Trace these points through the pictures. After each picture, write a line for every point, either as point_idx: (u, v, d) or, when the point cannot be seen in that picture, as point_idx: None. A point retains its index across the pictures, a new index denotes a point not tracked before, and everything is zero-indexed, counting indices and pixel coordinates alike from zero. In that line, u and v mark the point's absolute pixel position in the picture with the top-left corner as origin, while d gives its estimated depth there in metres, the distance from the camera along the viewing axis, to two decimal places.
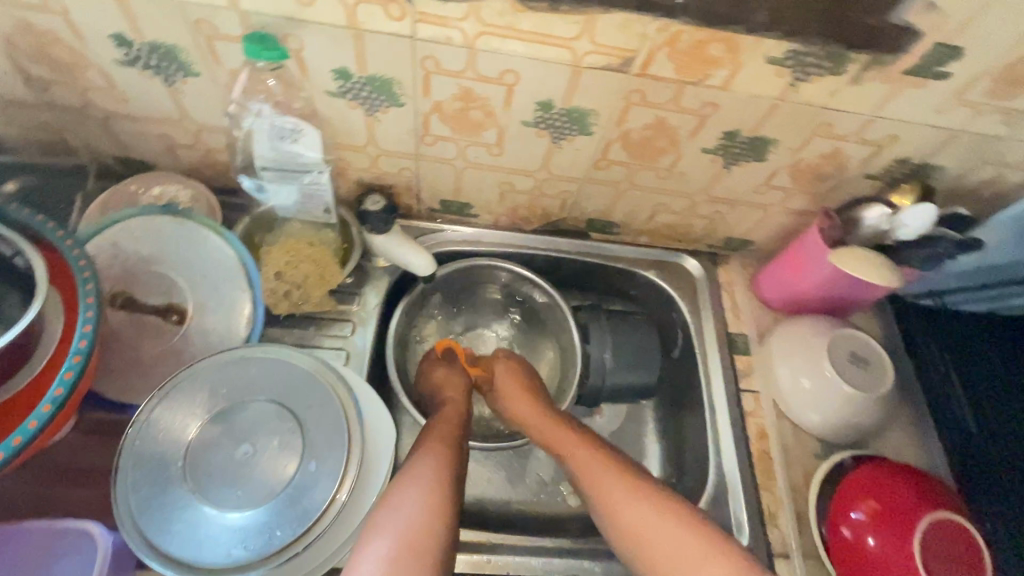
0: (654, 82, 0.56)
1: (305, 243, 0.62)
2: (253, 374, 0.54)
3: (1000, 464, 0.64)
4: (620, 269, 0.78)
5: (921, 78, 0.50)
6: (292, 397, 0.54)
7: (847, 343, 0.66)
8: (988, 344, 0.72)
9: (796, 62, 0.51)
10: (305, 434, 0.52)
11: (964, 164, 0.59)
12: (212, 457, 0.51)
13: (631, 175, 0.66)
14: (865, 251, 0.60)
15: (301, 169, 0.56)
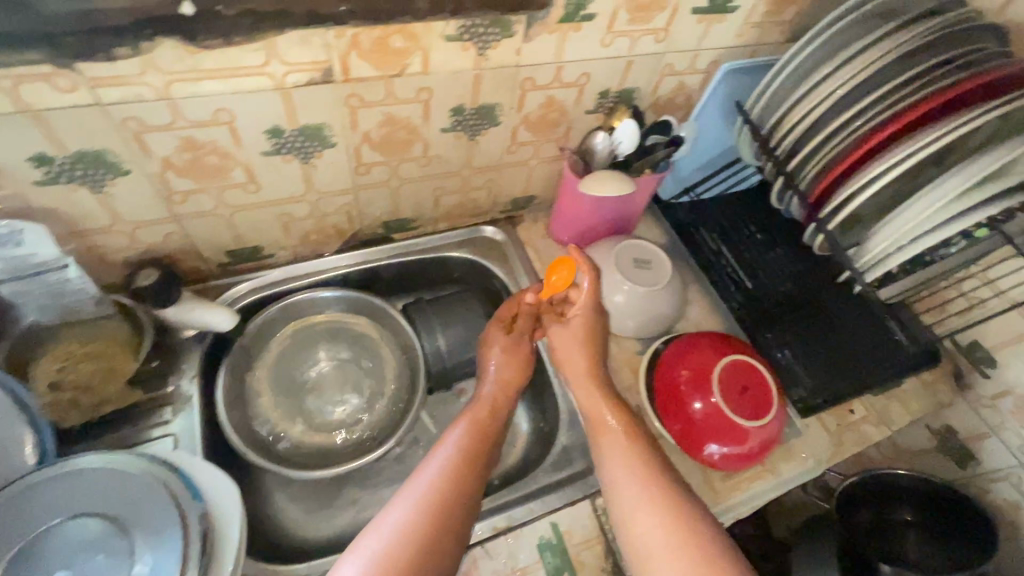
0: (362, 83, 0.59)
1: (76, 343, 0.65)
2: (52, 498, 0.53)
3: (775, 307, 0.85)
4: (432, 257, 0.88)
5: (575, 23, 0.62)
6: (108, 502, 0.54)
7: (631, 250, 0.80)
8: (751, 223, 0.92)
9: (472, 34, 0.59)
10: (131, 530, 0.53)
11: (648, 82, 0.76)
12: None
13: (394, 169, 0.73)
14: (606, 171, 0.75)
15: (40, 269, 0.59)
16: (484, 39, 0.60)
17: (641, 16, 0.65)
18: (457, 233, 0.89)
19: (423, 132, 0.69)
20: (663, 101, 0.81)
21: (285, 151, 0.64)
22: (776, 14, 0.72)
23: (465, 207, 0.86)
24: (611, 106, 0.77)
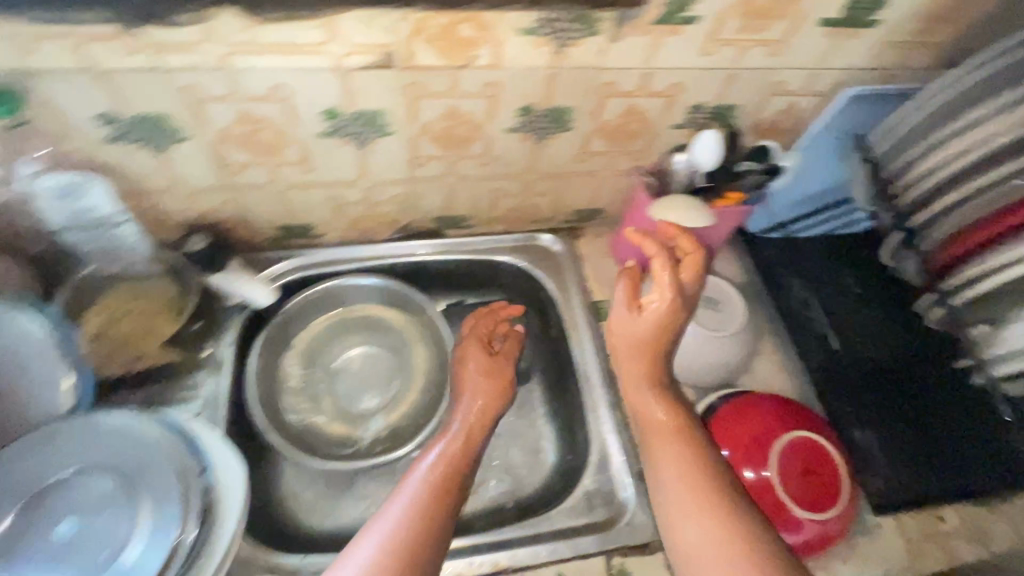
0: (197, 71, 0.50)
1: (123, 299, 0.65)
2: (59, 446, 0.54)
3: (858, 376, 0.71)
4: (337, 269, 0.78)
5: (465, 20, 0.50)
6: (106, 461, 0.54)
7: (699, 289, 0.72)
8: (847, 274, 0.78)
9: (326, 24, 0.48)
10: (117, 499, 0.52)
11: (587, 101, 0.61)
12: (33, 542, 0.50)
13: (272, 172, 0.64)
14: (679, 199, 0.65)
15: (98, 227, 0.61)
16: (342, 32, 0.49)
17: (556, 17, 0.51)
18: (382, 248, 0.80)
19: (295, 133, 0.59)
20: (611, 127, 0.66)
21: (130, 141, 0.56)
22: (759, 31, 0.56)
23: (376, 221, 0.76)
24: (538, 124, 0.63)
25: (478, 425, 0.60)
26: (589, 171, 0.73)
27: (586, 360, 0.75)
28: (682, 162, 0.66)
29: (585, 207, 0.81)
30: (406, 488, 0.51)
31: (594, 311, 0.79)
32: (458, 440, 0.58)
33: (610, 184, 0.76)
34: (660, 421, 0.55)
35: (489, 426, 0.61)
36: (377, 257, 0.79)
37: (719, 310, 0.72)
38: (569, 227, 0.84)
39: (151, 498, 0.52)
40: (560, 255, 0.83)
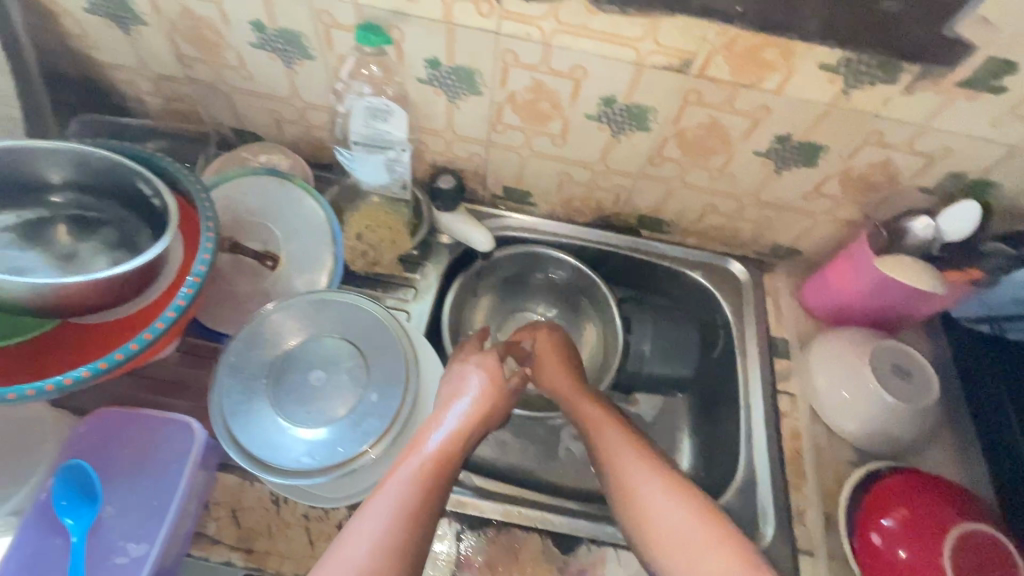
0: (520, 40, 0.59)
1: (381, 212, 0.77)
2: (327, 311, 0.64)
3: None
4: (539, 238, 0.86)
5: (771, 45, 0.54)
6: (357, 334, 0.64)
7: (892, 354, 0.71)
8: None
9: (648, 23, 0.55)
10: (352, 370, 0.62)
11: (844, 143, 0.63)
12: (291, 377, 0.61)
13: (527, 139, 0.72)
14: (909, 262, 0.66)
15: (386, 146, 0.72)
16: (659, 33, 0.55)
17: (860, 59, 0.54)
18: (586, 230, 0.86)
19: (567, 110, 0.66)
20: (855, 174, 0.66)
21: (436, 85, 0.66)
22: None
23: (587, 205, 0.82)
24: (786, 154, 0.66)
25: (485, 415, 0.60)
26: (810, 211, 0.74)
27: (749, 389, 0.76)
28: (924, 227, 0.66)
29: (785, 244, 0.82)
30: (395, 478, 0.52)
31: (767, 346, 0.79)
32: (454, 434, 0.57)
33: (823, 229, 0.76)
34: (662, 495, 0.55)
35: (488, 413, 0.61)
36: (578, 237, 0.86)
37: (912, 382, 0.70)
38: (760, 259, 0.86)
39: (383, 378, 0.61)
40: (744, 283, 0.84)
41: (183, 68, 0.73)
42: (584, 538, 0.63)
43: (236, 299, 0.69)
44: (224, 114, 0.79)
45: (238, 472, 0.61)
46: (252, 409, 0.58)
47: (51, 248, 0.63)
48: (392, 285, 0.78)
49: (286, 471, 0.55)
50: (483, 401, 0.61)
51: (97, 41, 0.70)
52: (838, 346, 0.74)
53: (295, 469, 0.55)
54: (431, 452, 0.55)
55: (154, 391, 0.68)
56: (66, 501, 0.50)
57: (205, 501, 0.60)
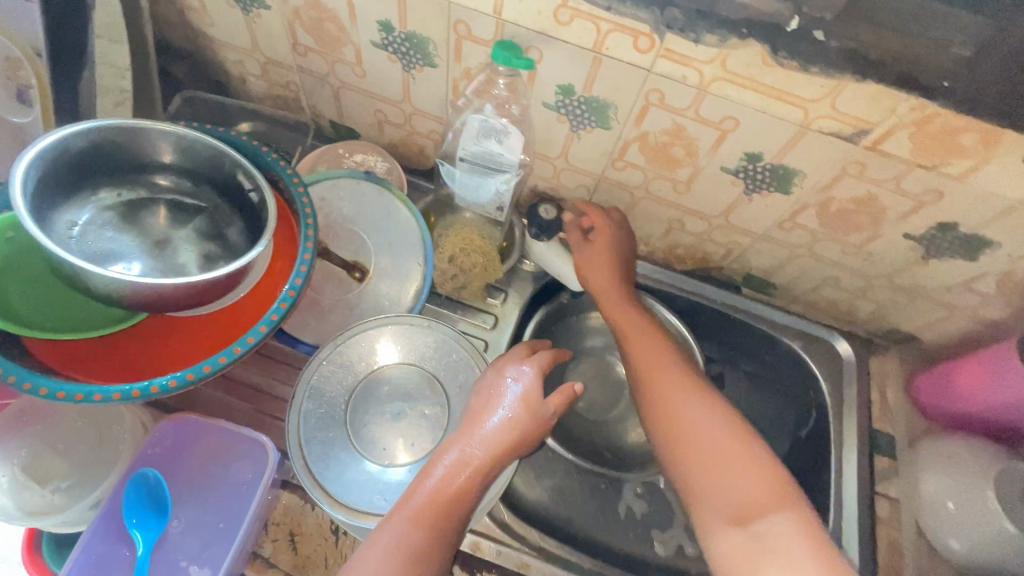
0: (673, 82, 0.53)
1: (477, 235, 0.72)
2: (412, 344, 0.62)
3: None
4: (629, 280, 0.80)
5: (972, 129, 0.47)
6: (441, 371, 0.61)
7: None
8: None
9: (829, 86, 0.48)
10: (431, 410, 0.60)
11: (1021, 244, 0.55)
12: (369, 409, 0.59)
13: (647, 181, 0.66)
14: None
15: (495, 168, 0.66)
16: (839, 97, 0.49)
17: None
18: (684, 279, 0.80)
19: (702, 160, 0.60)
20: (1019, 277, 0.59)
21: (562, 112, 0.61)
22: None
23: (690, 254, 0.76)
24: (943, 243, 0.58)
25: (519, 439, 0.54)
26: (948, 303, 0.66)
27: (844, 484, 0.69)
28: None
29: (904, 330, 0.74)
30: (403, 510, 0.50)
31: (868, 438, 0.72)
32: (474, 463, 0.53)
33: (956, 324, 0.68)
34: (731, 457, 0.55)
35: (524, 433, 0.55)
36: (672, 285, 0.80)
37: None
38: (869, 339, 0.78)
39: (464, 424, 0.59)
40: (849, 364, 0.77)
41: (296, 57, 0.69)
42: None
43: (317, 308, 0.66)
44: (326, 107, 0.76)
45: (301, 494, 0.58)
46: (331, 439, 0.57)
47: (146, 232, 0.60)
48: (471, 309, 0.74)
49: (361, 513, 0.54)
50: (518, 422, 0.55)
51: (214, 18, 0.67)
52: (955, 456, 0.66)
53: (368, 512, 0.53)
54: (450, 482, 0.51)
55: (225, 390, 0.65)
56: (136, 518, 0.48)
57: (265, 521, 0.57)
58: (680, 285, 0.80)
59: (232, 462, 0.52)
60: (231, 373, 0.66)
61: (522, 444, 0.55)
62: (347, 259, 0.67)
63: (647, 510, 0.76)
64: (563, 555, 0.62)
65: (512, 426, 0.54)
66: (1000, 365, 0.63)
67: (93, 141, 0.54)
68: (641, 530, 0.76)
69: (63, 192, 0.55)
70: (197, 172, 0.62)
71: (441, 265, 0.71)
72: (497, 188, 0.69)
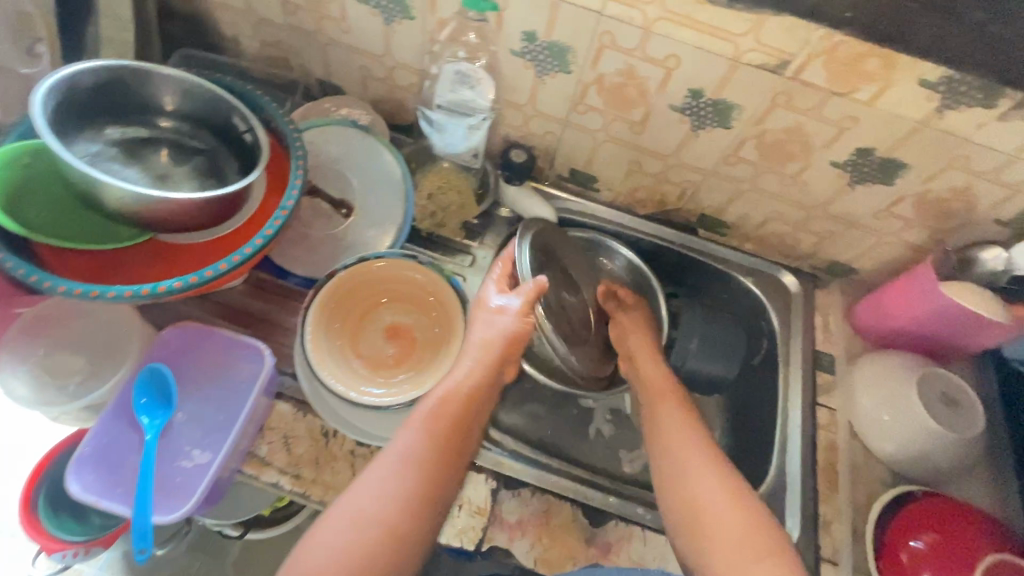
0: (621, 23, 0.60)
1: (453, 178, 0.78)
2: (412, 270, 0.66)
3: None
4: (597, 225, 0.87)
5: (873, 55, 0.55)
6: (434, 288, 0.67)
7: (940, 383, 0.71)
8: None
9: (753, 20, 0.56)
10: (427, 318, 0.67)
11: (928, 165, 0.63)
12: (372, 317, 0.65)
13: (606, 123, 0.73)
14: (972, 293, 0.66)
15: (468, 112, 0.74)
16: (762, 30, 0.56)
17: (961, 79, 0.54)
18: (646, 223, 0.87)
19: (653, 99, 0.68)
20: (932, 198, 0.66)
21: (528, 58, 0.68)
22: None
23: (650, 197, 0.83)
24: (865, 168, 0.66)
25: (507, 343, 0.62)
26: (877, 230, 0.74)
27: (790, 399, 0.77)
28: (994, 258, 0.66)
29: (844, 262, 0.82)
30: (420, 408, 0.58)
31: (812, 359, 0.79)
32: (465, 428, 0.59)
33: (887, 251, 0.76)
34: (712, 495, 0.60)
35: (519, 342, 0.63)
36: (634, 228, 0.87)
37: (958, 411, 0.69)
38: (814, 273, 0.86)
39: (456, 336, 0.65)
40: (796, 295, 0.84)
41: (286, 15, 0.76)
42: (614, 514, 0.65)
43: (307, 242, 0.72)
44: (314, 65, 0.82)
45: (295, 402, 0.64)
46: (337, 345, 0.63)
47: (149, 167, 0.66)
48: (453, 249, 0.80)
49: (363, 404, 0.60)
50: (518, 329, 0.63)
51: None
52: (886, 367, 0.74)
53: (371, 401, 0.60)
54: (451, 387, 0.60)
55: (222, 317, 0.71)
56: (145, 401, 0.54)
57: (261, 425, 0.63)
58: (645, 230, 0.87)
59: (231, 365, 0.58)
60: (229, 302, 0.72)
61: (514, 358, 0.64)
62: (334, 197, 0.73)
63: (613, 433, 0.83)
64: (530, 458, 0.68)
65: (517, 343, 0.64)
66: (918, 279, 0.70)
67: (102, 79, 0.61)
68: (609, 450, 0.82)
69: (76, 126, 0.62)
70: (197, 114, 0.68)
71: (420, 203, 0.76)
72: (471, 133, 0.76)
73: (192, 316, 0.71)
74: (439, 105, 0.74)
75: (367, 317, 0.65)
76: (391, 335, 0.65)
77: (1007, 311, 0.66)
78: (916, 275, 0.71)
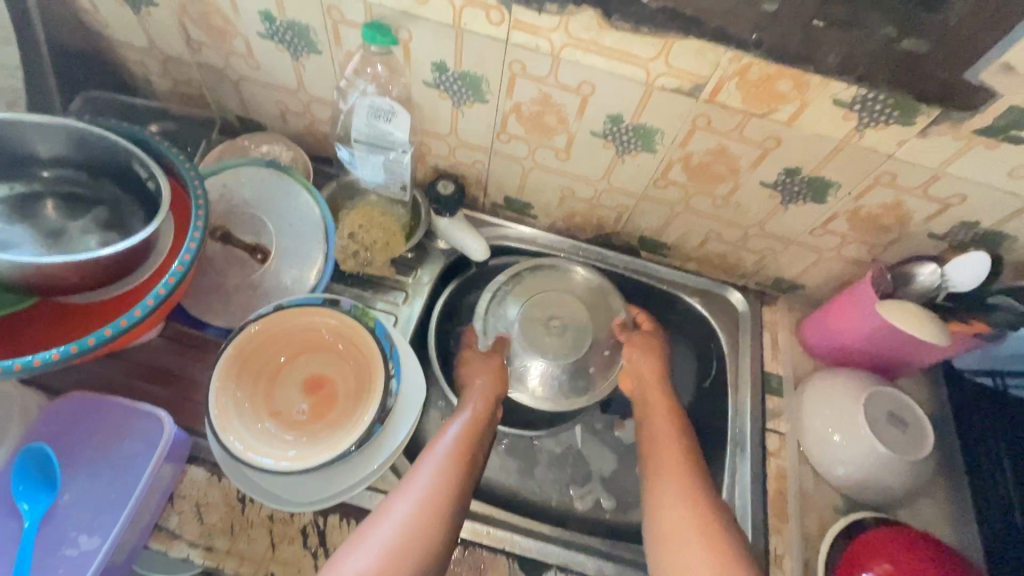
0: (529, 52, 0.58)
1: (378, 213, 0.74)
2: (327, 318, 0.63)
3: None
4: (539, 253, 0.85)
5: (782, 75, 0.53)
6: (353, 333, 0.63)
7: (887, 402, 0.69)
8: None
9: (661, 44, 0.53)
10: (348, 367, 0.63)
11: (855, 181, 0.61)
12: (288, 373, 0.62)
13: (532, 150, 0.70)
14: (913, 310, 0.64)
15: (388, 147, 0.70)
16: (671, 54, 0.54)
17: (877, 97, 0.52)
18: (588, 247, 0.84)
19: (573, 125, 0.65)
20: (865, 214, 0.65)
21: (443, 89, 0.65)
22: None
23: (588, 221, 0.81)
24: (795, 187, 0.64)
25: (473, 438, 0.64)
26: (816, 246, 0.72)
27: (739, 423, 0.74)
28: (931, 273, 0.64)
29: (788, 279, 0.80)
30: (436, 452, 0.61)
31: (760, 380, 0.77)
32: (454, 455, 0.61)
33: (828, 266, 0.74)
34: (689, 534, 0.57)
35: (478, 442, 0.64)
36: (575, 253, 0.84)
37: (906, 431, 0.67)
38: (762, 290, 0.84)
39: (377, 383, 0.61)
40: (744, 315, 0.82)
41: (191, 52, 0.72)
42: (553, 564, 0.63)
43: (222, 291, 0.68)
44: (230, 102, 0.79)
45: (207, 465, 0.60)
46: (245, 405, 0.58)
47: (41, 224, 0.62)
48: (382, 286, 0.77)
49: (273, 468, 0.55)
50: (473, 426, 0.65)
51: (108, 19, 0.70)
52: (834, 386, 0.71)
53: (280, 463, 0.56)
54: (442, 461, 0.60)
55: (132, 376, 0.66)
56: (22, 488, 0.50)
57: (171, 493, 0.58)
58: (590, 255, 0.84)
59: (127, 435, 0.54)
60: (140, 360, 0.67)
61: (474, 456, 0.62)
62: (249, 242, 0.69)
63: (564, 468, 0.79)
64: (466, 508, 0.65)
65: (464, 443, 0.63)
66: (859, 296, 0.68)
67: None
68: (560, 486, 0.78)
69: None
70: (89, 162, 0.63)
71: (343, 242, 0.73)
72: (394, 167, 0.72)
73: (101, 377, 0.66)
74: (359, 138, 0.70)
75: (284, 371, 0.62)
76: (309, 390, 0.62)
77: (948, 327, 0.65)
78: (861, 295, 0.68)
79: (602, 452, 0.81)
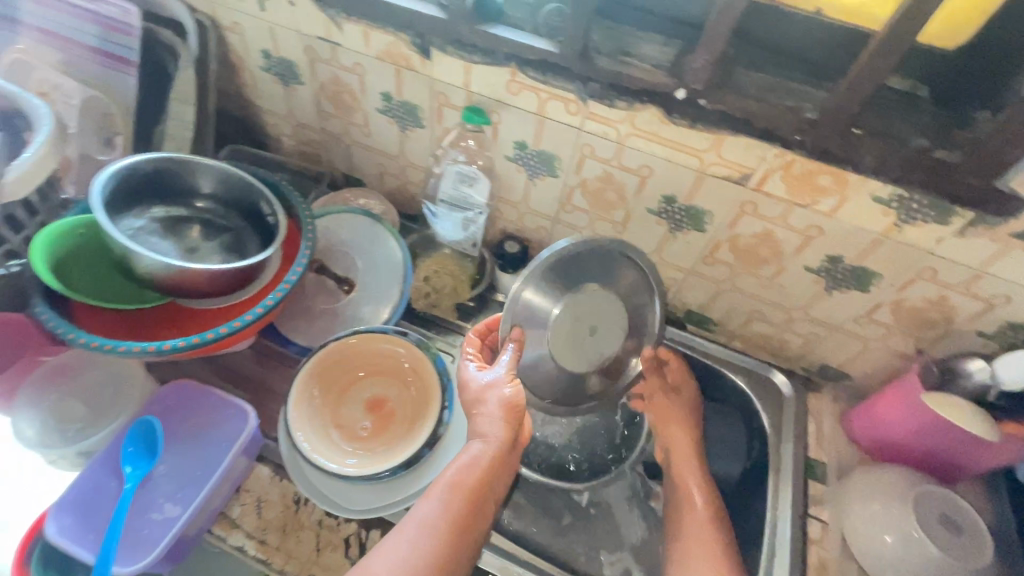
0: (598, 138, 0.68)
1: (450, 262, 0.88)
2: (398, 350, 0.71)
3: None
4: None
5: (822, 172, 0.60)
6: (419, 364, 0.70)
7: (939, 502, 0.67)
8: None
9: (713, 138, 0.62)
10: (410, 394, 0.70)
11: (897, 273, 0.65)
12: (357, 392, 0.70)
13: (592, 221, 0.79)
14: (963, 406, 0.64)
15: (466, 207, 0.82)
16: (721, 147, 0.62)
17: (913, 197, 0.58)
18: None
19: (631, 202, 0.74)
20: (910, 306, 0.67)
21: (520, 163, 0.77)
22: None
23: None
24: (838, 274, 0.68)
25: (486, 471, 0.60)
26: (861, 335, 0.74)
27: (779, 505, 0.73)
28: (980, 370, 0.65)
29: (834, 367, 0.81)
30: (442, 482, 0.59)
31: (803, 465, 0.76)
32: (463, 489, 0.59)
33: (875, 357, 0.76)
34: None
35: (492, 473, 0.61)
36: None
37: (959, 536, 0.65)
38: (807, 376, 0.85)
39: (433, 411, 0.67)
40: (787, 398, 0.83)
41: (319, 121, 0.88)
42: None
43: (309, 314, 0.79)
44: (340, 162, 0.94)
45: (272, 466, 0.66)
46: (318, 409, 0.66)
47: (180, 240, 0.75)
48: (445, 329, 0.85)
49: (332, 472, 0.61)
50: (490, 456, 0.61)
51: (264, 92, 0.88)
52: (881, 479, 0.70)
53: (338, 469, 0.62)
54: (448, 495, 0.58)
55: (221, 378, 0.76)
56: (131, 449, 0.59)
57: (239, 486, 0.65)
58: None
59: (216, 422, 0.62)
60: (229, 366, 0.77)
61: (484, 491, 0.60)
62: (339, 274, 0.81)
63: (595, 530, 0.79)
64: None
65: (471, 476, 0.59)
66: (907, 393, 0.68)
67: (154, 167, 0.71)
68: (589, 548, 0.78)
69: (125, 206, 0.72)
70: (229, 197, 0.77)
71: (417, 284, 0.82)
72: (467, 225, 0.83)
73: (196, 377, 0.76)
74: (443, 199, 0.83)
75: (353, 389, 0.70)
76: (371, 408, 0.69)
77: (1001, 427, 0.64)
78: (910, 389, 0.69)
79: (634, 520, 0.80)
